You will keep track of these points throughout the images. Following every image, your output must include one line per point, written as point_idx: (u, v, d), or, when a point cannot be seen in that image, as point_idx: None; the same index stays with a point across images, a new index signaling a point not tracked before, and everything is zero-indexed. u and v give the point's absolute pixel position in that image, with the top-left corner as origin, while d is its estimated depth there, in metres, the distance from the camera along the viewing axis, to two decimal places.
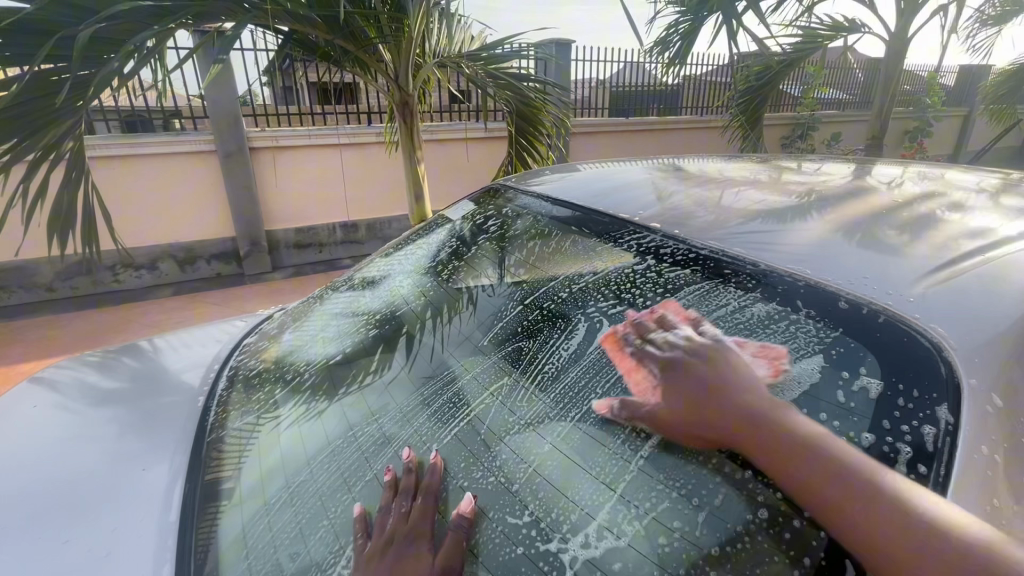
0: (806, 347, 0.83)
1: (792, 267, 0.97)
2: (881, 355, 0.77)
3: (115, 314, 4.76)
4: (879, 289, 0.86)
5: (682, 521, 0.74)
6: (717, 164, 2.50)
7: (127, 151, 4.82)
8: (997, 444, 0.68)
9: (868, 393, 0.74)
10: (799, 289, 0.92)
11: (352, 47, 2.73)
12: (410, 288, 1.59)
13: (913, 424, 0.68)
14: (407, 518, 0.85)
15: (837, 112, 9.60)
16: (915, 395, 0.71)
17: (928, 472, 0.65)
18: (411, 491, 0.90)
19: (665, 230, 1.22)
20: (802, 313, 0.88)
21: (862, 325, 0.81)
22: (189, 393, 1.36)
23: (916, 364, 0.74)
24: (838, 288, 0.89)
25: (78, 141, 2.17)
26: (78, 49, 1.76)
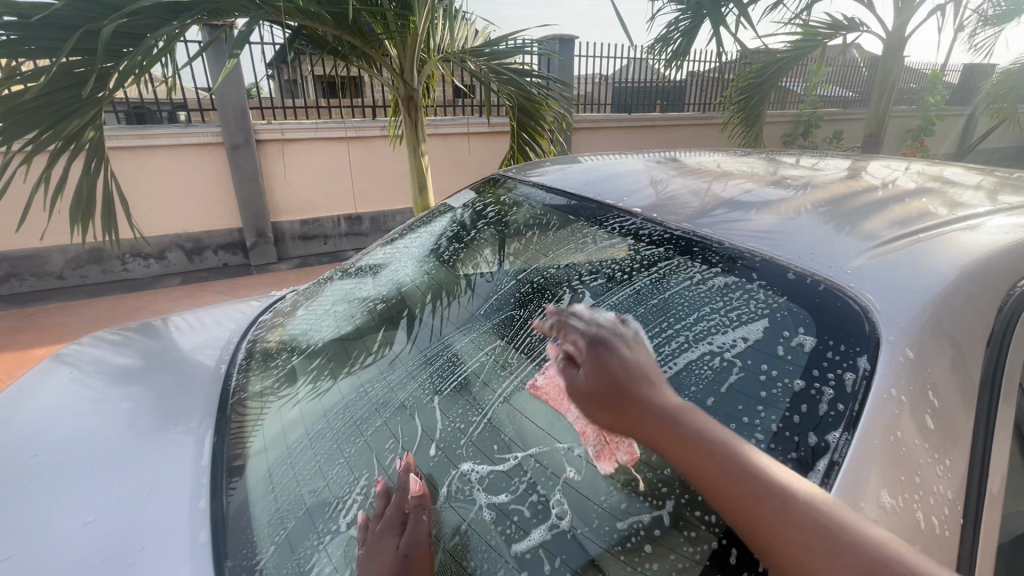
0: (758, 312, 0.94)
1: (755, 245, 1.07)
2: (818, 317, 0.88)
3: (125, 302, 4.88)
4: (825, 262, 0.96)
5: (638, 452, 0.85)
6: (712, 158, 2.58)
7: (137, 142, 4.94)
8: (909, 387, 0.77)
9: (804, 347, 0.85)
10: (757, 262, 1.02)
11: (359, 43, 2.83)
12: (414, 269, 1.70)
13: (836, 372, 0.80)
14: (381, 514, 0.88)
15: (840, 110, 9.64)
16: (842, 348, 0.82)
17: (845, 409, 0.75)
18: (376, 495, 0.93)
19: (645, 214, 1.33)
20: (757, 283, 0.99)
21: (805, 293, 0.92)
22: (209, 365, 1.47)
23: (846, 324, 0.85)
24: (790, 262, 1.00)
25: (98, 132, 2.27)
26: (101, 43, 1.86)
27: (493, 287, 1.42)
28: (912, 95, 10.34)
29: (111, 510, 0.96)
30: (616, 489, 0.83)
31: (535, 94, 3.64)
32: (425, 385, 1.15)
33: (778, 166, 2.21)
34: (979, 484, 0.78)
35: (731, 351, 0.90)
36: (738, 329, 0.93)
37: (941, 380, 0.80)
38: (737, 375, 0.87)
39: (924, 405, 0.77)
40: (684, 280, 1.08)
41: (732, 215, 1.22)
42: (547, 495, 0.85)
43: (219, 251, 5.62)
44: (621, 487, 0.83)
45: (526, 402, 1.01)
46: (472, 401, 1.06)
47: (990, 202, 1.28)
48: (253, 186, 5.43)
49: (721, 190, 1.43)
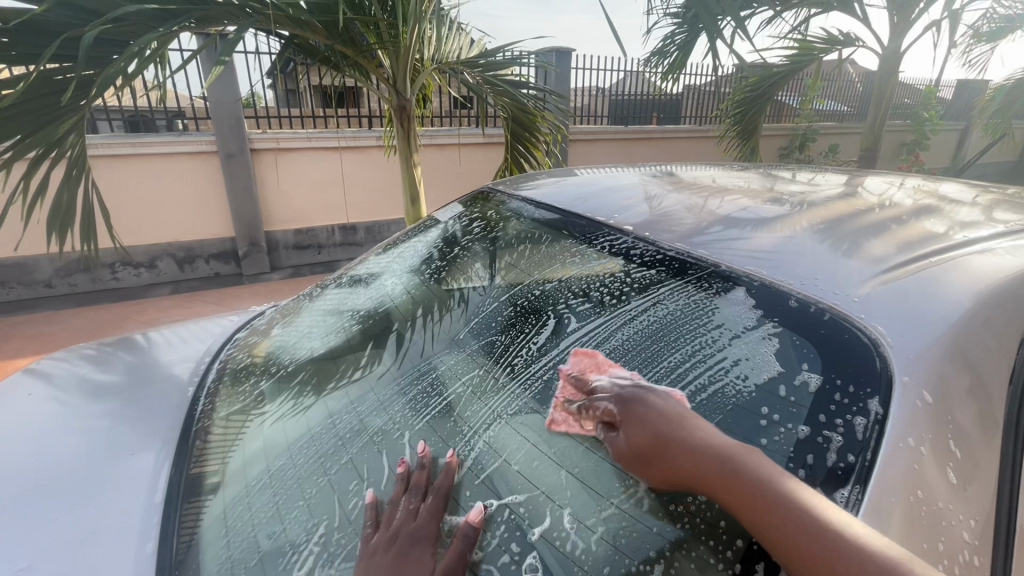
0: (753, 345, 0.88)
1: (750, 265, 1.02)
2: (823, 351, 0.82)
3: (114, 311, 4.80)
4: (828, 288, 0.91)
5: (629, 502, 0.79)
6: (709, 171, 2.53)
7: (130, 150, 4.88)
8: (926, 435, 0.72)
9: (808, 386, 0.79)
10: (754, 286, 0.97)
11: (351, 53, 2.78)
12: (397, 286, 1.63)
13: (846, 417, 0.74)
14: (414, 517, 0.84)
15: (835, 124, 9.70)
16: (851, 390, 0.76)
17: (856, 460, 0.70)
18: (422, 489, 0.88)
19: (637, 233, 1.27)
20: (753, 311, 0.93)
21: (807, 324, 0.87)
22: (179, 384, 1.40)
23: (854, 361, 0.79)
24: (791, 288, 0.94)
25: (81, 139, 2.21)
26: (81, 49, 1.81)
27: (475, 307, 1.37)
28: (906, 110, 10.42)
29: (47, 558, 0.87)
30: (605, 544, 0.76)
31: (531, 106, 3.60)
32: (402, 413, 1.09)
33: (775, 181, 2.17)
34: (1005, 546, 0.73)
35: (725, 386, 0.85)
36: (731, 361, 0.88)
37: (961, 427, 0.75)
38: (730, 413, 0.81)
39: (944, 456, 0.72)
40: (674, 306, 1.03)
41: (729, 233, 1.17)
42: (529, 551, 0.78)
43: (210, 260, 5.54)
44: (611, 542, 0.76)
45: (509, 437, 0.95)
46: (449, 435, 1.00)
47: (999, 222, 1.23)
48: (246, 195, 5.37)
49: (715, 206, 1.39)
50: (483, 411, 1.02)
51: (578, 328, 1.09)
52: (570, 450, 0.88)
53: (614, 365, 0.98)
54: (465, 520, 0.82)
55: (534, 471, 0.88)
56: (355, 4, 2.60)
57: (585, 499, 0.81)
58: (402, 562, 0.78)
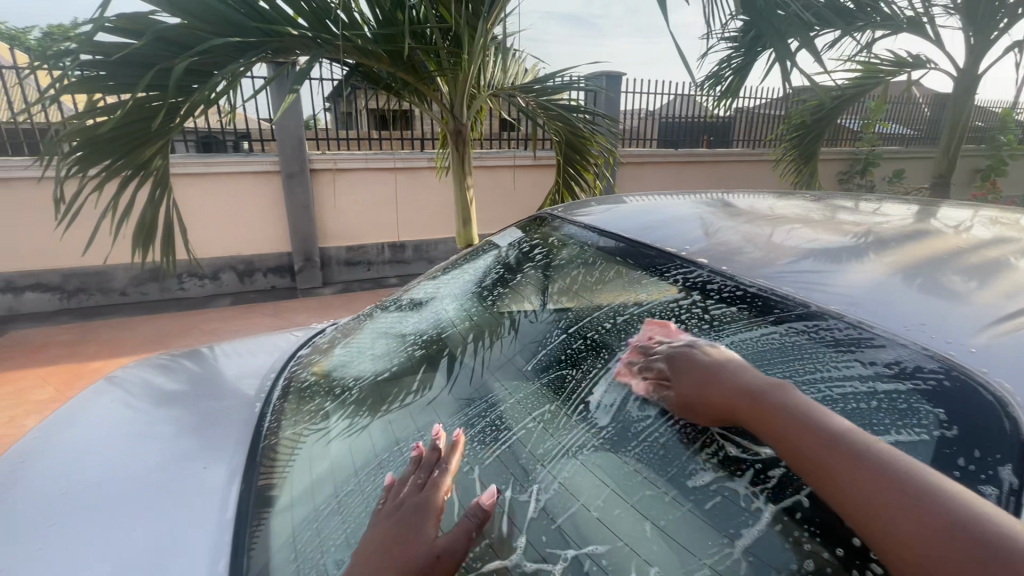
0: (853, 399, 0.83)
1: (842, 307, 0.96)
2: (939, 411, 0.76)
3: (180, 320, 5.09)
4: (938, 337, 0.85)
5: (723, 564, 0.74)
6: (768, 199, 2.45)
7: (202, 169, 5.23)
8: None
9: (922, 450, 0.73)
10: (851, 332, 0.91)
11: (412, 79, 2.89)
12: (457, 310, 1.64)
13: (973, 487, 0.68)
14: (419, 488, 0.90)
15: (900, 148, 9.22)
16: (976, 455, 0.70)
17: None
18: (429, 466, 0.95)
19: (712, 266, 1.23)
20: (848, 358, 0.88)
21: (916, 377, 0.81)
22: (246, 399, 1.44)
23: (977, 423, 0.73)
24: (892, 337, 0.88)
25: (165, 161, 2.38)
26: (173, 80, 1.96)
27: (536, 335, 1.36)
28: (980, 134, 9.78)
29: (128, 568, 0.90)
30: None
31: (583, 130, 3.62)
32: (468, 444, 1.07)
33: (843, 209, 2.07)
34: None
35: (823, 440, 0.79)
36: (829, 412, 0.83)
37: None
38: None
39: None
40: (755, 347, 0.98)
41: (807, 267, 1.12)
42: None
43: (268, 274, 5.80)
44: None
45: (585, 480, 0.92)
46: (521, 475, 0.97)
47: None
48: (305, 212, 5.63)
49: (786, 237, 1.33)
50: (552, 449, 1.00)
51: (652, 365, 1.06)
52: (652, 500, 0.85)
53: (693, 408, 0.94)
54: (478, 502, 0.88)
55: (614, 520, 0.85)
56: (418, 34, 2.70)
57: (674, 555, 0.77)
58: (402, 525, 0.84)
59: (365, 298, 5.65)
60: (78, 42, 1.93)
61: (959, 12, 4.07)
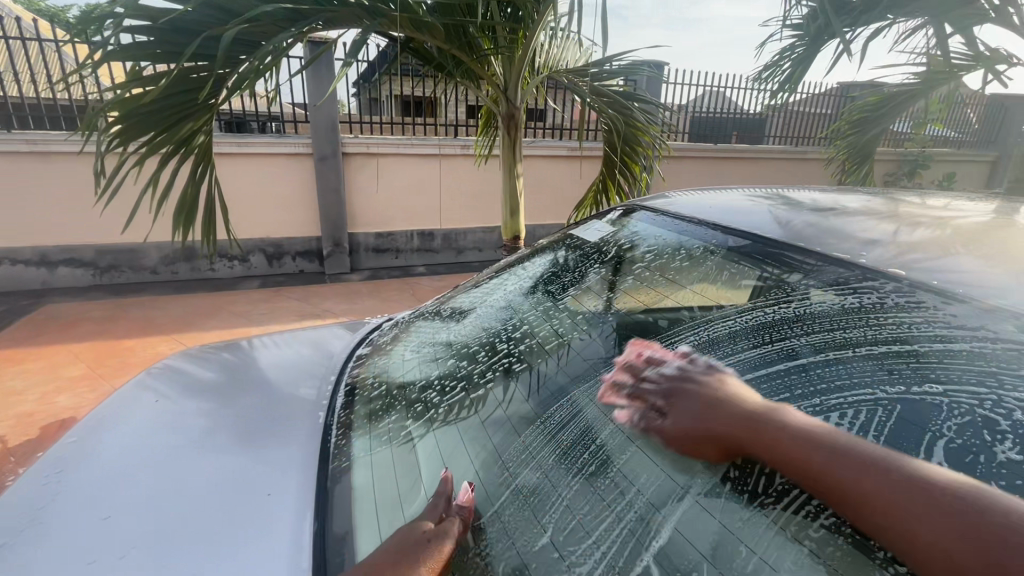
0: None
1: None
2: None
3: (209, 301, 5.03)
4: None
5: None
6: (851, 196, 2.23)
7: (236, 149, 5.14)
8: None
9: None
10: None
11: (465, 57, 2.71)
12: (539, 314, 1.44)
13: None
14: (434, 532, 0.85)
15: (952, 151, 8.73)
16: None
17: None
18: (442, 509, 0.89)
19: (914, 279, 0.94)
20: None
21: None
22: (308, 407, 1.26)
23: None
24: None
25: (208, 137, 2.24)
26: (220, 50, 1.82)
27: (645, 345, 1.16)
28: None
29: None
30: None
31: (637, 120, 3.39)
32: (611, 487, 0.86)
33: (923, 204, 1.86)
34: None
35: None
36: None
37: None
38: None
39: None
40: (984, 371, 0.76)
41: (996, 278, 0.91)
42: None
43: (297, 257, 5.72)
44: None
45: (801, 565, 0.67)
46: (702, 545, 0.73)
47: None
48: (336, 197, 5.52)
49: (932, 240, 1.13)
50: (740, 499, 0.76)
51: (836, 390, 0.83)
52: None
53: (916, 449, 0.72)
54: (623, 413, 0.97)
55: None
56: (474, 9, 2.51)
57: None
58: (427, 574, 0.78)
59: (394, 286, 5.53)
60: (121, 5, 1.79)
61: None
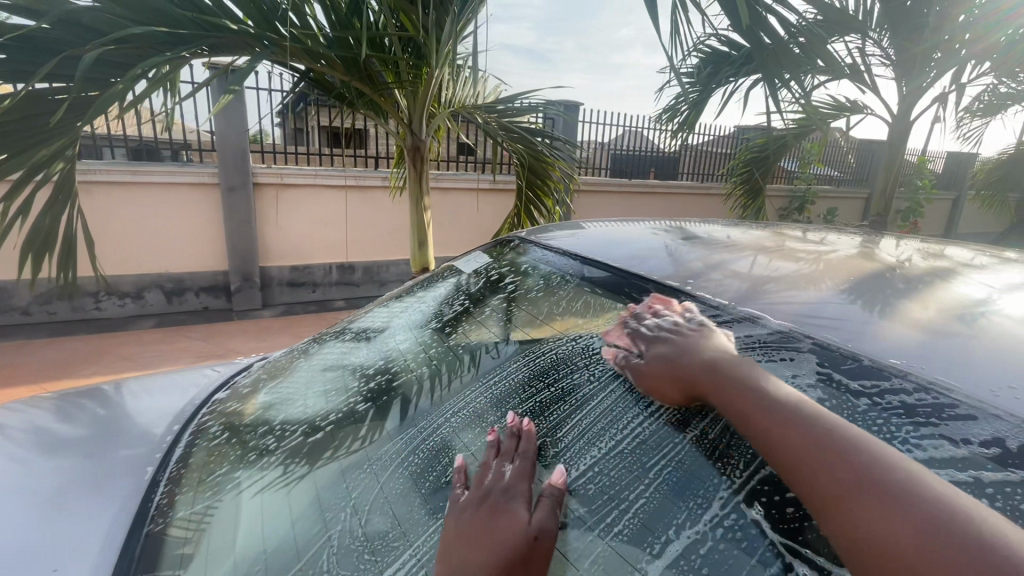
0: None
1: (883, 352, 0.82)
2: None
3: (91, 343, 4.50)
4: (983, 387, 0.72)
5: None
6: (733, 228, 2.41)
7: (129, 178, 4.75)
8: None
9: None
10: (884, 373, 0.78)
11: (368, 90, 2.69)
12: (410, 344, 1.41)
13: None
14: (505, 476, 0.79)
15: (834, 188, 9.83)
16: None
17: None
18: (510, 453, 0.83)
19: (731, 308, 1.03)
20: (929, 435, 0.69)
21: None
22: (141, 461, 1.15)
23: None
24: (980, 408, 0.70)
25: (70, 162, 2.04)
26: (80, 71, 1.67)
27: (496, 370, 1.16)
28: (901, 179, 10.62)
29: None
30: None
31: (544, 154, 3.51)
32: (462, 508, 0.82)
33: (792, 236, 2.03)
34: None
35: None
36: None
37: None
38: None
39: None
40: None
41: (810, 304, 1.01)
42: None
43: (200, 293, 5.30)
44: None
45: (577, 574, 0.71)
46: None
47: None
48: (245, 229, 5.22)
49: (777, 271, 1.23)
50: None
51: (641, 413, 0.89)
52: None
53: (694, 467, 0.78)
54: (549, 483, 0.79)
55: None
56: (375, 42, 2.53)
57: None
58: (497, 514, 0.72)
59: (309, 322, 5.26)
60: None
61: (894, 63, 4.35)
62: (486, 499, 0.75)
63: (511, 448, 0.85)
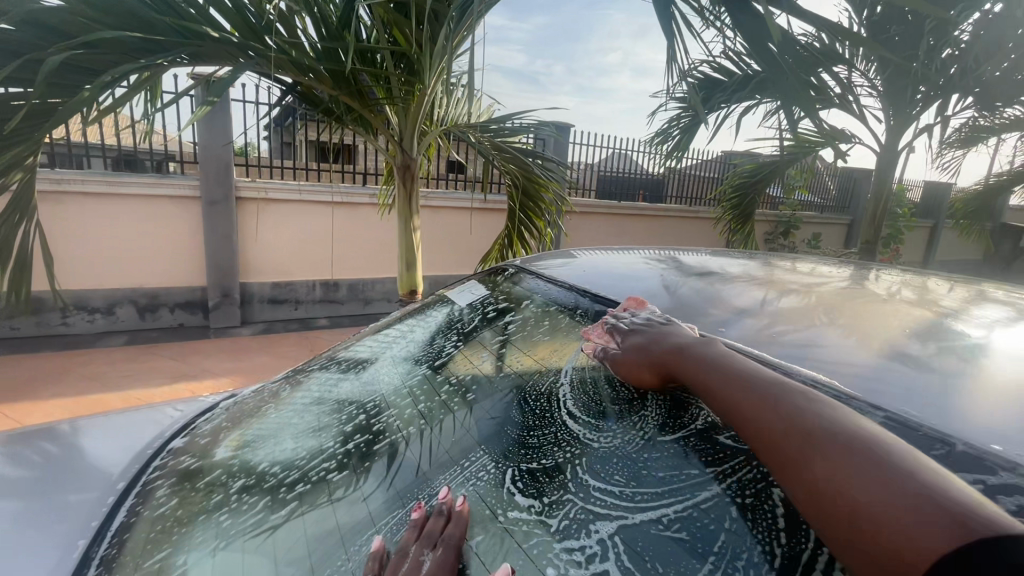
0: None
1: (979, 436, 0.70)
2: None
3: (56, 361, 4.25)
4: None
5: None
6: (734, 255, 2.34)
7: (107, 189, 4.56)
8: None
9: None
10: (988, 465, 0.66)
11: (357, 105, 2.58)
12: (396, 381, 1.28)
13: None
14: (421, 568, 0.75)
15: (817, 214, 9.98)
16: None
17: None
18: (433, 538, 0.80)
19: (782, 363, 0.91)
20: None
21: None
22: (74, 528, 0.97)
23: None
24: None
25: (29, 171, 1.90)
26: (43, 73, 1.55)
27: (491, 421, 1.03)
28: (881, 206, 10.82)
29: None
30: None
31: (538, 175, 3.43)
32: None
33: (793, 268, 1.97)
34: None
35: None
36: None
37: None
38: None
39: None
40: None
41: (840, 355, 0.93)
42: None
43: (176, 309, 5.07)
44: None
45: None
46: None
47: None
48: (226, 244, 5.05)
49: (800, 311, 1.15)
50: None
51: (672, 499, 0.76)
52: None
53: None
54: None
55: None
56: (367, 57, 2.45)
57: None
58: None
59: (290, 342, 5.06)
60: None
61: (881, 94, 4.40)
62: None
63: (436, 531, 0.81)
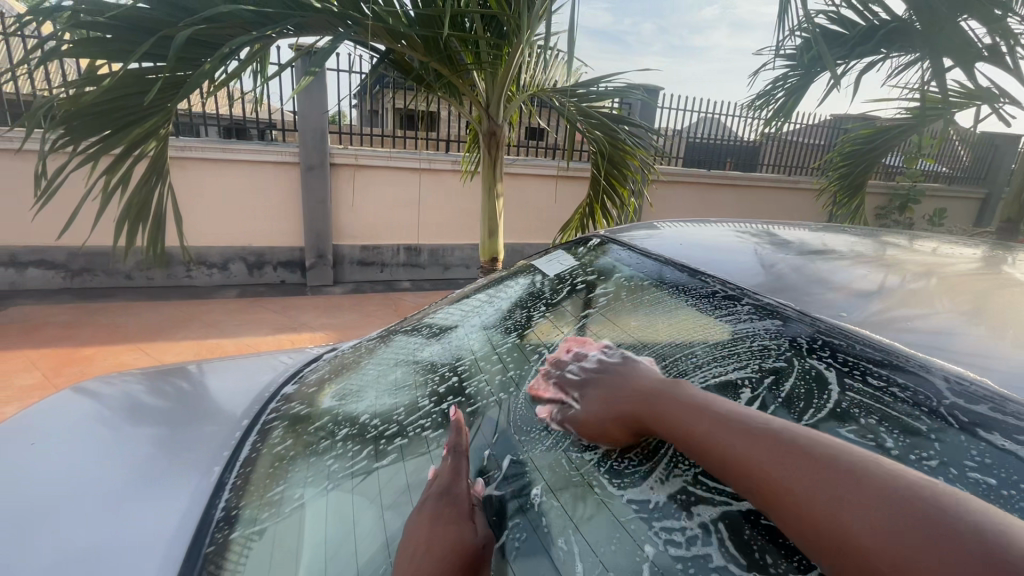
0: None
1: None
2: None
3: (182, 309, 4.84)
4: None
5: None
6: (845, 231, 2.12)
7: (220, 155, 5.01)
8: None
9: None
10: None
11: (446, 71, 2.60)
12: (482, 345, 1.32)
13: None
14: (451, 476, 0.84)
15: (945, 186, 8.76)
16: None
17: None
18: (456, 451, 0.89)
19: (922, 357, 0.80)
20: None
21: None
22: (212, 453, 1.12)
23: None
24: None
25: (161, 140, 2.14)
26: (172, 49, 1.71)
27: None
28: None
29: None
30: None
31: (624, 142, 3.28)
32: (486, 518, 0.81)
33: (915, 247, 1.75)
34: None
35: None
36: None
37: None
38: None
39: None
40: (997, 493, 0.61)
41: (993, 351, 0.81)
42: None
43: (278, 267, 5.55)
44: None
45: None
46: None
47: None
48: (321, 208, 5.38)
49: (929, 296, 1.03)
50: None
51: None
52: None
53: None
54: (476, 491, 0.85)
55: None
56: (456, 20, 2.43)
57: None
58: (438, 518, 0.77)
59: (376, 302, 5.37)
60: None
61: None
62: (437, 498, 0.80)
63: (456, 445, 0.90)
